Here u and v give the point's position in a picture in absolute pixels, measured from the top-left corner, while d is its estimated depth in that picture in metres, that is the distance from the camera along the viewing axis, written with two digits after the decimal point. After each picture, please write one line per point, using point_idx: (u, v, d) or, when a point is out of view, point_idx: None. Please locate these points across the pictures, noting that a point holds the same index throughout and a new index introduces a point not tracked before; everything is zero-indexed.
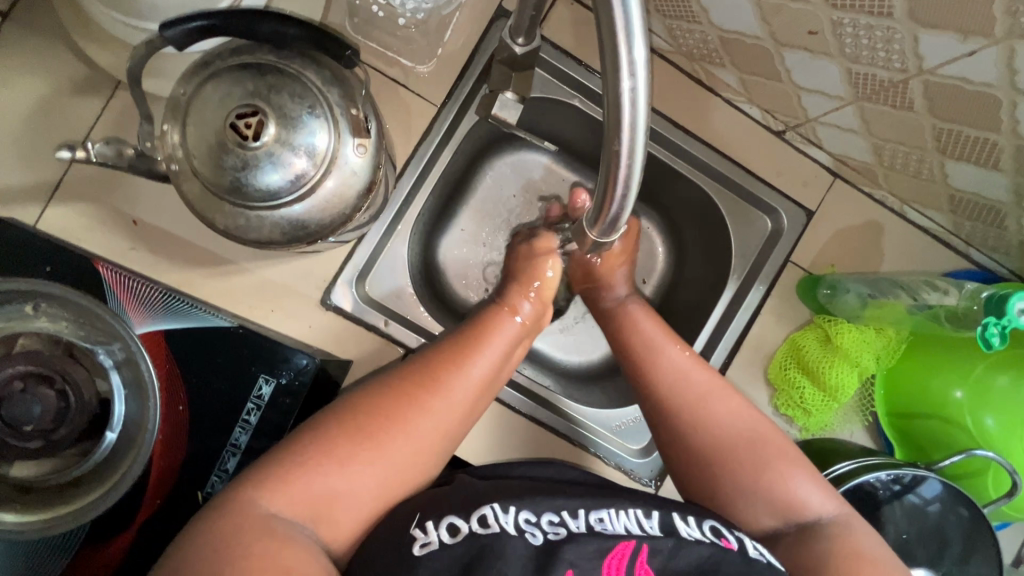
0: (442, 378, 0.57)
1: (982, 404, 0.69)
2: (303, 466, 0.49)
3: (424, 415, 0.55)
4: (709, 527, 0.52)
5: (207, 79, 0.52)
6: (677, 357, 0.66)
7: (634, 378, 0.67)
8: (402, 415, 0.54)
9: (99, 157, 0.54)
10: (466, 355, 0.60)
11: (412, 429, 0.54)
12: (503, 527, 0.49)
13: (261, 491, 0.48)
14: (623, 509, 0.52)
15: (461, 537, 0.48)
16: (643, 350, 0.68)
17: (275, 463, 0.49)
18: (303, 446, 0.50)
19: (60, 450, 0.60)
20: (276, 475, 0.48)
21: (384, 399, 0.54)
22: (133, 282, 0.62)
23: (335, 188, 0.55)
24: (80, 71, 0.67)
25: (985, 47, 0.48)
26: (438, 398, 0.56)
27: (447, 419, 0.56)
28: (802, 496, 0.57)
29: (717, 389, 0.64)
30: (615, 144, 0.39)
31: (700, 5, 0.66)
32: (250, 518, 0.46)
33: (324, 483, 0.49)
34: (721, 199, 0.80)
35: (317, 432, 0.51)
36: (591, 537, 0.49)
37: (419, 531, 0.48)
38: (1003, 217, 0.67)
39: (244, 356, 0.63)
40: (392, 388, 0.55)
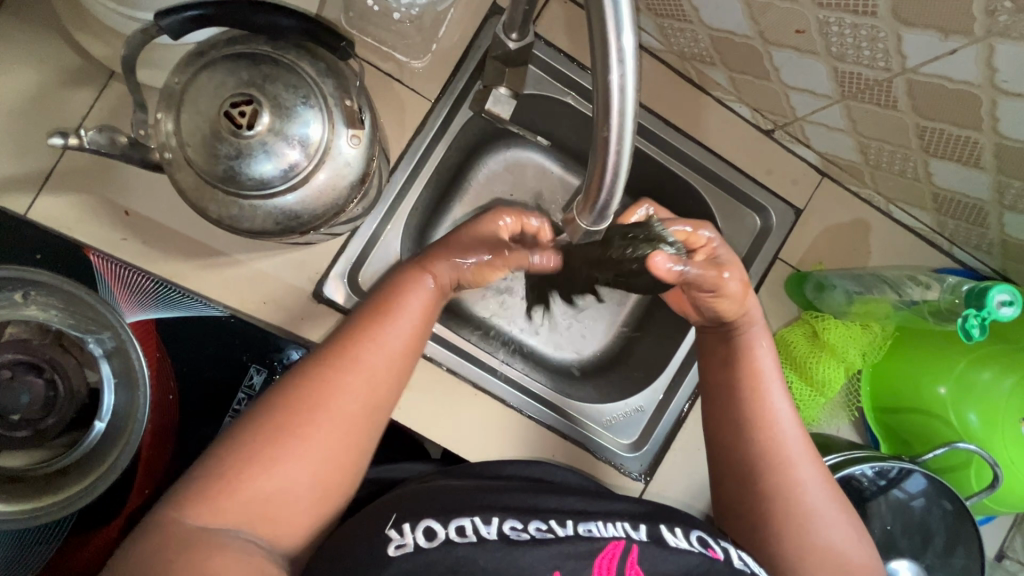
0: (362, 360, 0.55)
1: (964, 400, 0.71)
2: (225, 472, 0.48)
3: (340, 394, 0.53)
4: (696, 537, 0.54)
5: (202, 68, 0.53)
6: (785, 415, 0.64)
7: (733, 421, 0.65)
8: (314, 398, 0.52)
9: (91, 145, 0.54)
10: (377, 325, 0.57)
11: (328, 413, 0.52)
12: (482, 536, 0.49)
13: (187, 508, 0.46)
14: (611, 521, 0.53)
15: (437, 542, 0.48)
16: (751, 397, 0.64)
17: (199, 476, 0.48)
18: (216, 462, 0.48)
19: (46, 441, 0.59)
20: (202, 489, 0.47)
21: (296, 388, 0.52)
22: (128, 271, 0.65)
23: (329, 178, 0.55)
24: (74, 61, 0.67)
25: (965, 46, 0.49)
26: (357, 380, 0.54)
27: (367, 392, 0.54)
28: (853, 560, 0.59)
29: (809, 456, 0.62)
30: (603, 132, 0.40)
31: (691, 4, 0.67)
32: (175, 536, 0.45)
33: (252, 486, 0.48)
34: (712, 197, 0.81)
35: (232, 442, 0.49)
36: (581, 539, 0.50)
37: (393, 533, 0.48)
38: (985, 215, 0.68)
39: (237, 345, 0.66)
40: (301, 377, 0.53)
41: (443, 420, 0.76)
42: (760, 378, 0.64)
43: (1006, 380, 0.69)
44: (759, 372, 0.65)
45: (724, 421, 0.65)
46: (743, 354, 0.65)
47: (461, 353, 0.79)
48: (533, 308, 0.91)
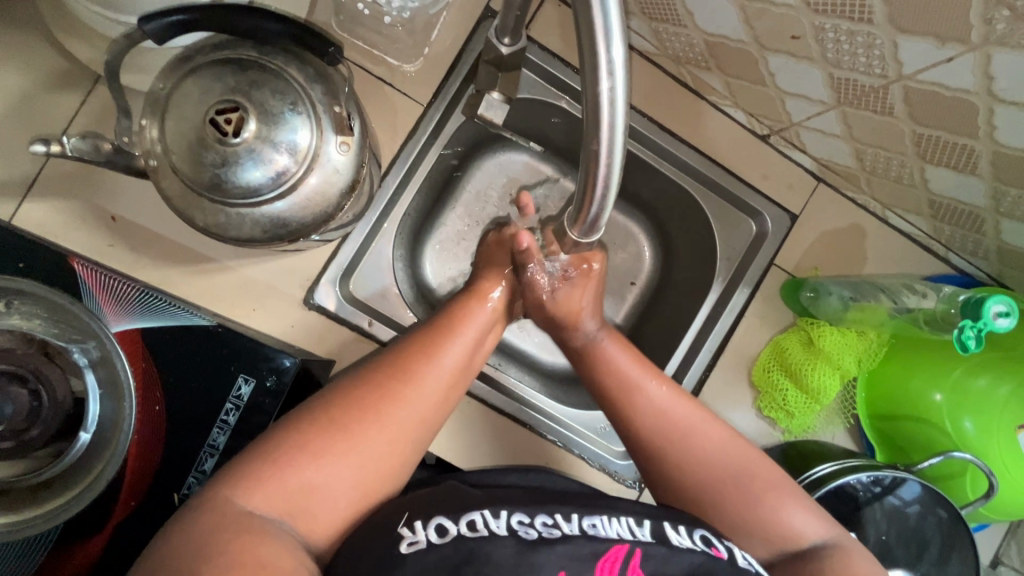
0: (421, 369, 0.57)
1: (961, 407, 0.71)
2: (281, 456, 0.48)
3: (400, 402, 0.54)
4: (699, 536, 0.52)
5: (187, 74, 0.52)
6: (661, 398, 0.63)
7: (618, 418, 0.64)
8: (376, 401, 0.53)
9: (74, 152, 0.53)
10: (441, 341, 0.60)
11: (387, 416, 0.53)
12: (492, 531, 0.48)
13: (235, 488, 0.46)
14: (615, 518, 0.52)
15: (448, 538, 0.47)
16: (619, 392, 0.64)
17: (249, 463, 0.48)
18: (272, 446, 0.49)
19: (32, 451, 0.58)
20: (256, 471, 0.47)
21: (361, 389, 0.54)
22: (110, 279, 0.61)
23: (318, 185, 0.54)
24: (59, 66, 0.66)
25: (962, 54, 0.48)
26: (417, 388, 0.56)
27: (424, 405, 0.56)
28: (799, 526, 0.56)
29: (701, 426, 0.62)
30: (593, 144, 0.39)
31: (686, 9, 0.66)
32: (224, 518, 0.44)
33: (300, 476, 0.48)
34: (707, 202, 0.80)
35: (289, 429, 0.50)
36: (587, 538, 0.48)
37: (406, 530, 0.48)
38: (981, 222, 0.68)
39: (223, 355, 0.62)
40: (367, 379, 0.55)
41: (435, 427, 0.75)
42: (622, 372, 0.65)
43: (1002, 388, 0.69)
44: (618, 367, 0.66)
45: (612, 424, 0.65)
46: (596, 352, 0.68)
47: None
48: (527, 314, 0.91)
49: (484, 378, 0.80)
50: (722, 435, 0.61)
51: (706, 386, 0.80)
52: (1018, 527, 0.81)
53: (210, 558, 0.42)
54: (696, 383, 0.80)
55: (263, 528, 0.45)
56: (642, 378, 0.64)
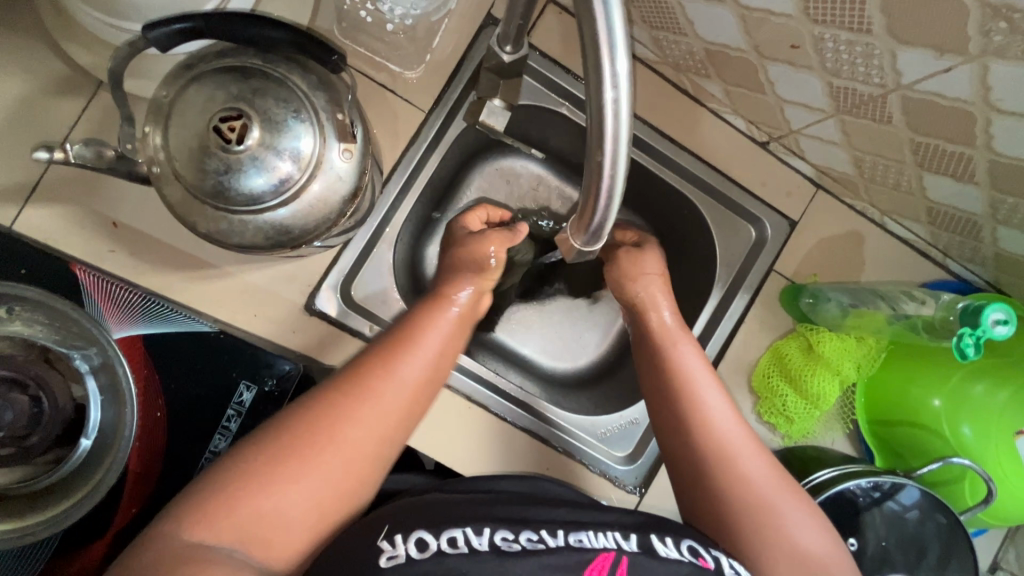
0: (376, 387, 0.54)
1: (958, 413, 0.71)
2: (228, 485, 0.47)
3: (353, 424, 0.52)
4: (687, 547, 0.52)
5: (191, 81, 0.52)
6: (718, 406, 0.63)
7: (672, 417, 0.64)
8: (330, 422, 0.51)
9: (77, 159, 0.53)
10: (396, 357, 0.56)
11: (341, 439, 0.51)
12: (473, 547, 0.48)
13: (184, 518, 0.45)
14: (602, 532, 0.52)
15: (428, 553, 0.47)
16: (685, 396, 0.64)
17: (200, 493, 0.47)
18: (222, 473, 0.48)
19: (31, 457, 0.58)
20: (202, 504, 0.46)
21: (312, 412, 0.51)
22: (112, 285, 0.61)
23: (320, 192, 0.54)
24: (62, 72, 0.66)
25: (959, 64, 0.49)
26: (372, 408, 0.53)
27: (380, 425, 0.53)
28: (816, 552, 0.56)
29: (750, 444, 0.61)
30: (598, 156, 0.39)
31: (686, 17, 0.66)
32: (170, 553, 0.43)
33: (250, 505, 0.47)
34: (707, 208, 0.81)
35: (237, 459, 0.48)
36: (571, 549, 0.49)
37: (385, 544, 0.48)
38: (978, 229, 0.68)
39: (226, 361, 0.63)
40: (318, 400, 0.52)
41: (437, 433, 0.75)
42: (687, 372, 0.65)
43: (999, 394, 0.70)
44: (683, 367, 0.65)
45: (665, 422, 0.65)
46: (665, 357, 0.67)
47: (461, 369, 0.79)
48: (529, 319, 0.91)
49: (486, 384, 0.80)
50: (767, 457, 0.61)
51: None
52: (1015, 532, 0.82)
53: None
54: None
55: (211, 560, 0.44)
56: (709, 389, 0.64)
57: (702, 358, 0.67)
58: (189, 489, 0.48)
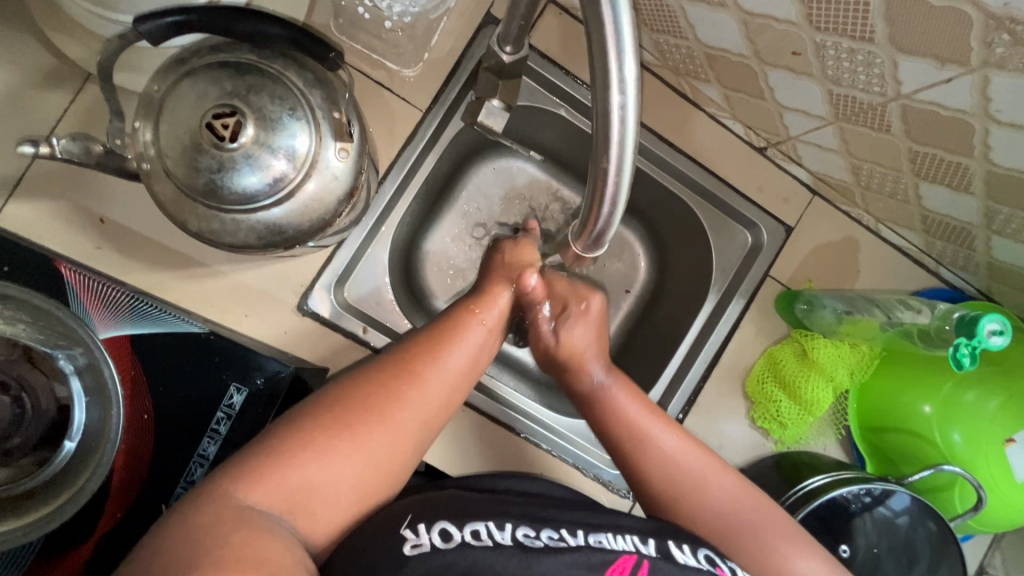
0: (422, 375, 0.55)
1: (950, 420, 0.72)
2: (281, 451, 0.48)
3: (400, 408, 0.53)
4: (704, 556, 0.52)
5: (183, 76, 0.51)
6: (673, 445, 0.61)
7: (633, 475, 0.62)
8: (379, 405, 0.53)
9: (63, 154, 0.51)
10: (441, 349, 0.58)
11: (390, 420, 0.53)
12: (497, 542, 0.48)
13: (236, 483, 0.46)
14: (621, 535, 0.52)
15: (453, 544, 0.47)
16: (638, 440, 0.62)
17: (252, 458, 0.48)
18: (273, 445, 0.48)
19: (14, 459, 0.57)
20: (253, 467, 0.47)
21: (363, 390, 0.53)
22: (99, 284, 0.59)
23: (315, 193, 0.53)
24: (48, 63, 0.64)
25: (960, 75, 0.49)
26: (418, 397, 0.55)
27: (425, 410, 0.55)
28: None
29: (720, 474, 0.61)
30: (603, 162, 0.39)
31: (688, 22, 0.66)
32: (225, 510, 0.44)
33: (300, 473, 0.48)
34: (704, 213, 0.81)
35: (295, 425, 0.50)
36: (593, 549, 0.49)
37: (409, 533, 0.48)
38: (972, 238, 0.69)
39: (214, 363, 0.61)
40: (368, 384, 0.54)
41: None
42: (633, 429, 0.62)
43: (992, 402, 0.71)
44: (631, 424, 0.62)
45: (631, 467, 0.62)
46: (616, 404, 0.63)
47: None
48: None
49: (479, 386, 0.79)
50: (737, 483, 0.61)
51: (701, 395, 0.80)
52: (1002, 537, 0.83)
53: (208, 549, 0.41)
54: (691, 393, 0.80)
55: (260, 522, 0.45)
56: (665, 429, 0.62)
57: (645, 405, 0.64)
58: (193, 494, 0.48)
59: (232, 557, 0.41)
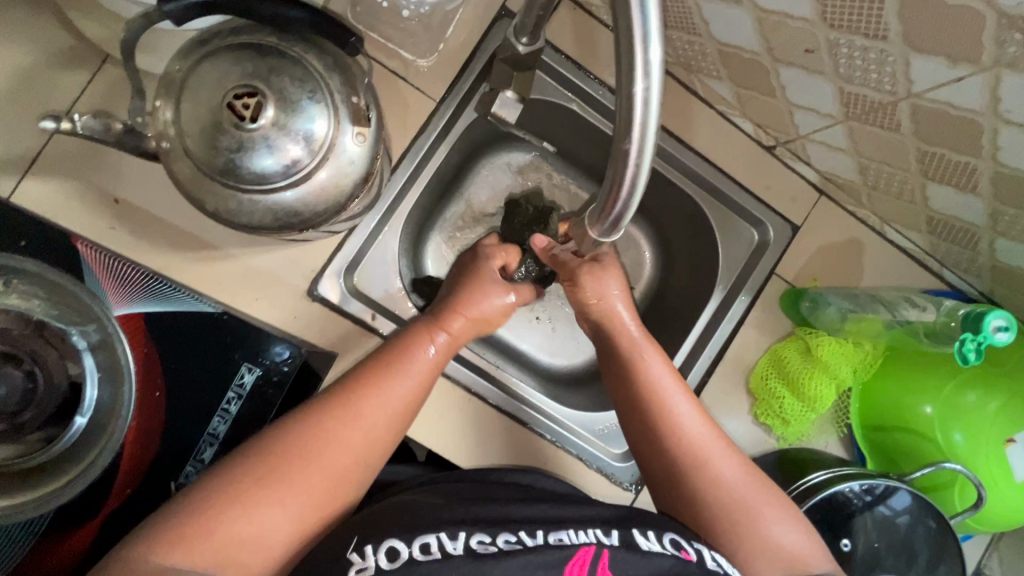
0: (360, 408, 0.55)
1: (950, 420, 0.73)
2: (205, 510, 0.47)
3: (337, 443, 0.53)
4: (669, 540, 0.53)
5: (204, 57, 0.51)
6: (687, 415, 0.64)
7: (644, 433, 0.64)
8: (312, 444, 0.52)
9: (84, 130, 0.51)
10: (383, 377, 0.58)
11: (325, 458, 0.52)
12: (447, 553, 0.48)
13: (157, 543, 0.45)
14: (583, 528, 0.52)
15: (399, 563, 0.47)
16: (654, 404, 0.64)
17: (174, 519, 0.47)
18: (201, 496, 0.48)
19: (24, 435, 0.57)
20: (177, 526, 0.46)
21: (296, 429, 0.53)
22: (114, 262, 0.60)
23: (331, 175, 0.54)
24: (67, 43, 0.65)
25: (972, 74, 0.50)
26: (355, 429, 0.54)
27: (362, 449, 0.55)
28: (799, 552, 0.58)
29: (720, 448, 0.62)
30: (623, 144, 0.39)
31: (702, 18, 0.67)
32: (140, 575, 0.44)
33: (229, 528, 0.47)
34: (711, 210, 0.81)
35: (224, 476, 0.49)
36: (550, 547, 0.49)
37: (355, 556, 0.47)
38: (977, 240, 0.70)
39: (228, 343, 0.62)
40: (302, 423, 0.53)
41: (434, 423, 0.74)
42: (656, 384, 0.65)
43: (990, 404, 0.72)
44: (654, 380, 0.65)
45: (640, 435, 0.65)
46: (635, 369, 0.66)
47: (461, 360, 0.79)
48: (548, 316, 0.93)
49: (484, 375, 0.79)
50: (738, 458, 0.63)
51: (705, 391, 0.81)
52: (999, 539, 0.83)
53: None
54: (695, 389, 0.81)
55: None
56: (681, 396, 0.64)
57: (670, 368, 0.67)
58: (183, 496, 0.49)
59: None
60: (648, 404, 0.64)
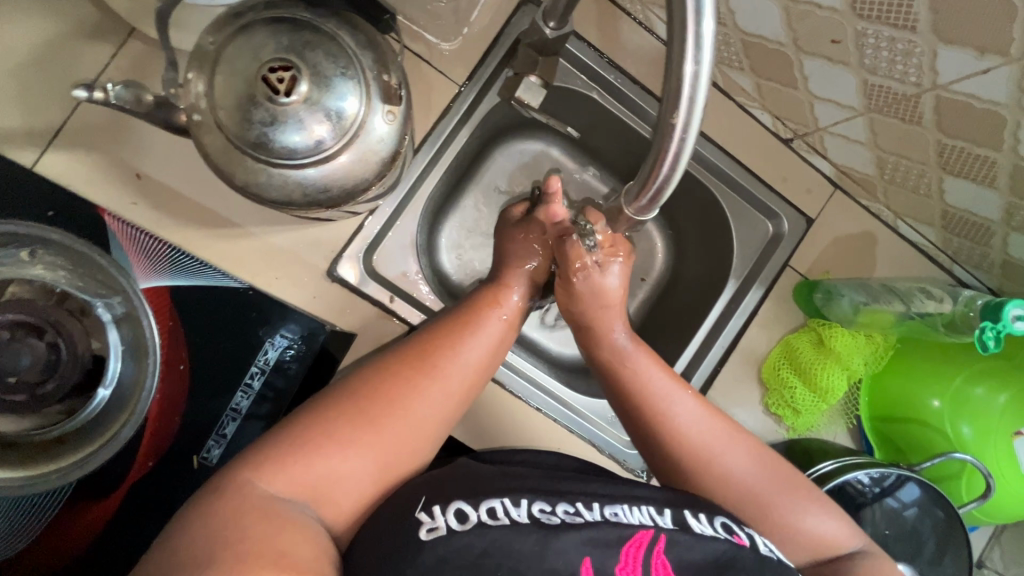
0: (442, 366, 0.57)
1: (960, 412, 0.74)
2: (300, 444, 0.48)
3: (421, 399, 0.55)
4: (720, 524, 0.52)
5: (239, 30, 0.51)
6: (686, 414, 0.63)
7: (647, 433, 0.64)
8: (400, 396, 0.54)
9: (118, 100, 0.51)
10: (462, 338, 0.60)
11: (411, 412, 0.54)
12: (513, 519, 0.48)
13: (263, 470, 0.46)
14: (636, 506, 0.52)
15: (468, 526, 0.47)
16: (651, 408, 0.63)
17: (272, 448, 0.48)
18: (297, 432, 0.49)
19: (44, 406, 0.57)
20: (279, 454, 0.48)
21: (386, 380, 0.54)
22: (141, 236, 0.63)
23: (360, 153, 0.54)
24: (92, 15, 0.64)
25: (999, 66, 0.50)
26: (438, 387, 0.56)
27: (443, 402, 0.56)
28: (824, 535, 0.58)
29: (724, 440, 0.62)
30: (671, 117, 0.42)
31: (727, 8, 0.67)
32: (253, 497, 0.45)
33: (324, 464, 0.48)
34: (727, 200, 0.82)
35: (318, 415, 0.51)
36: (609, 524, 0.49)
37: (424, 516, 0.48)
38: (990, 235, 0.71)
39: (252, 318, 0.65)
40: (392, 372, 0.55)
41: None
42: (649, 389, 0.64)
43: (1000, 396, 0.73)
44: (648, 387, 0.64)
45: (640, 433, 0.65)
46: (627, 368, 0.66)
47: None
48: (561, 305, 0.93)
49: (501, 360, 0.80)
50: (746, 451, 0.61)
51: (717, 381, 0.81)
52: (1001, 531, 0.85)
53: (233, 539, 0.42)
54: (707, 379, 0.81)
55: (287, 511, 0.45)
56: (678, 396, 0.63)
57: (665, 372, 0.65)
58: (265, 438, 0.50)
59: (253, 551, 0.41)
60: (643, 403, 0.64)
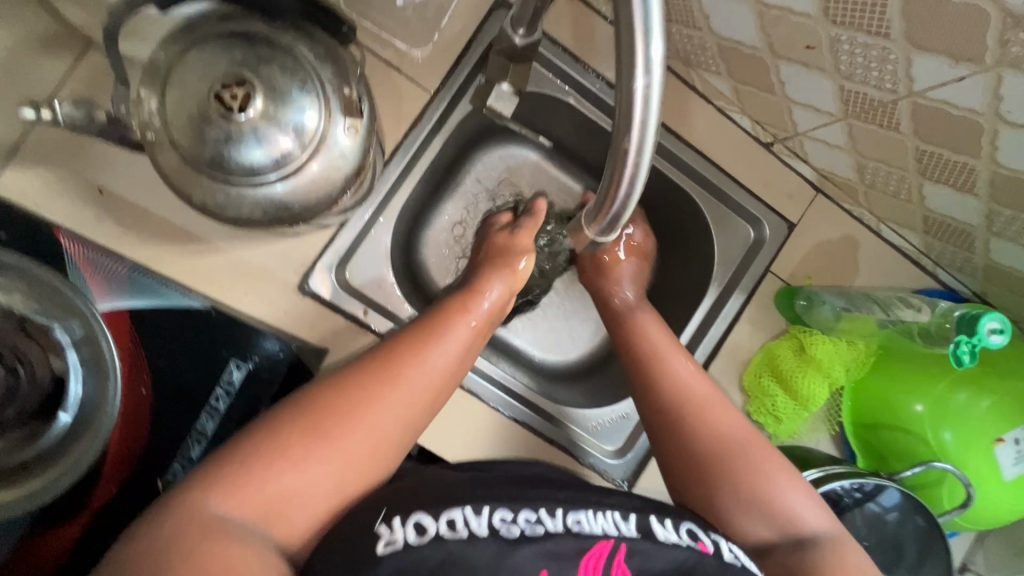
0: (405, 372, 0.52)
1: (942, 419, 0.73)
2: (250, 461, 0.45)
3: (383, 408, 0.50)
4: (686, 529, 0.50)
5: (192, 45, 0.50)
6: (682, 370, 0.65)
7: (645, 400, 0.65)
8: (356, 406, 0.49)
9: (66, 118, 0.52)
10: (429, 342, 0.56)
11: (369, 422, 0.49)
12: (472, 531, 0.45)
13: (212, 489, 0.43)
14: (600, 510, 0.49)
15: (427, 539, 0.44)
16: (650, 360, 0.67)
17: (223, 464, 0.45)
18: (244, 450, 0.46)
19: (5, 432, 0.55)
20: (228, 472, 0.44)
21: (341, 390, 0.49)
22: (99, 256, 0.61)
23: (324, 166, 0.52)
24: (48, 27, 0.62)
25: (974, 73, 0.49)
26: (400, 394, 0.51)
27: (405, 414, 0.51)
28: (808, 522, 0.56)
29: (717, 406, 0.62)
30: (625, 141, 0.41)
31: (702, 11, 0.66)
32: (199, 519, 0.42)
33: (276, 481, 0.45)
34: (708, 206, 0.80)
35: (271, 430, 0.47)
36: (568, 535, 0.46)
37: (383, 529, 0.44)
38: (972, 240, 0.70)
39: (215, 339, 0.63)
40: (351, 378, 0.51)
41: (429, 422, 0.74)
42: (653, 347, 0.68)
43: (983, 402, 0.72)
44: (649, 344, 0.68)
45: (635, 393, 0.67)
46: (632, 331, 0.71)
47: None
48: (540, 314, 0.92)
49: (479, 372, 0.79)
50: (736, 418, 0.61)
51: None
52: (985, 535, 0.85)
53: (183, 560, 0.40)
54: None
55: (233, 533, 0.42)
56: (675, 355, 0.66)
57: (665, 330, 0.70)
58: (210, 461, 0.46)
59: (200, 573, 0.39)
60: (642, 359, 0.67)
